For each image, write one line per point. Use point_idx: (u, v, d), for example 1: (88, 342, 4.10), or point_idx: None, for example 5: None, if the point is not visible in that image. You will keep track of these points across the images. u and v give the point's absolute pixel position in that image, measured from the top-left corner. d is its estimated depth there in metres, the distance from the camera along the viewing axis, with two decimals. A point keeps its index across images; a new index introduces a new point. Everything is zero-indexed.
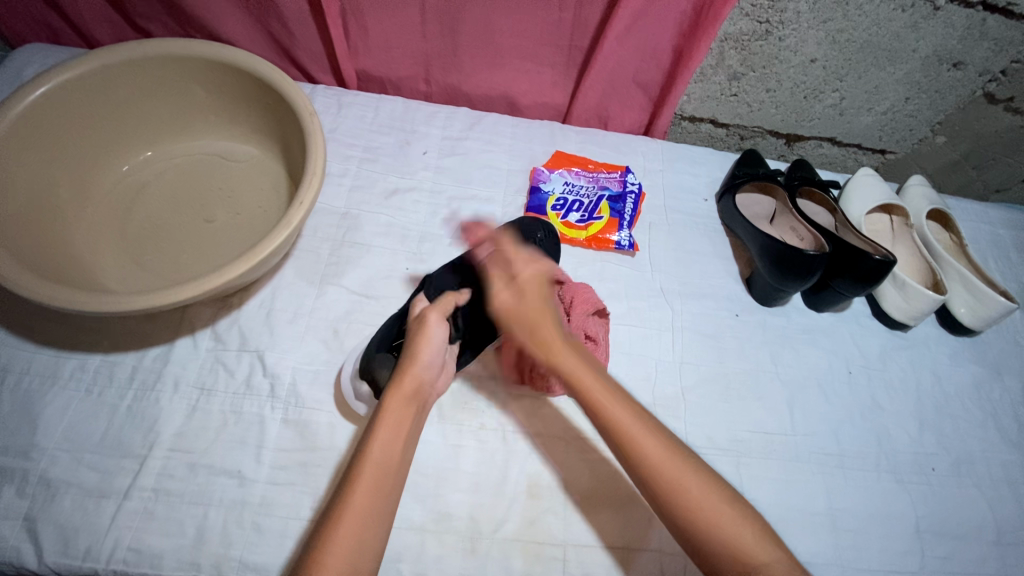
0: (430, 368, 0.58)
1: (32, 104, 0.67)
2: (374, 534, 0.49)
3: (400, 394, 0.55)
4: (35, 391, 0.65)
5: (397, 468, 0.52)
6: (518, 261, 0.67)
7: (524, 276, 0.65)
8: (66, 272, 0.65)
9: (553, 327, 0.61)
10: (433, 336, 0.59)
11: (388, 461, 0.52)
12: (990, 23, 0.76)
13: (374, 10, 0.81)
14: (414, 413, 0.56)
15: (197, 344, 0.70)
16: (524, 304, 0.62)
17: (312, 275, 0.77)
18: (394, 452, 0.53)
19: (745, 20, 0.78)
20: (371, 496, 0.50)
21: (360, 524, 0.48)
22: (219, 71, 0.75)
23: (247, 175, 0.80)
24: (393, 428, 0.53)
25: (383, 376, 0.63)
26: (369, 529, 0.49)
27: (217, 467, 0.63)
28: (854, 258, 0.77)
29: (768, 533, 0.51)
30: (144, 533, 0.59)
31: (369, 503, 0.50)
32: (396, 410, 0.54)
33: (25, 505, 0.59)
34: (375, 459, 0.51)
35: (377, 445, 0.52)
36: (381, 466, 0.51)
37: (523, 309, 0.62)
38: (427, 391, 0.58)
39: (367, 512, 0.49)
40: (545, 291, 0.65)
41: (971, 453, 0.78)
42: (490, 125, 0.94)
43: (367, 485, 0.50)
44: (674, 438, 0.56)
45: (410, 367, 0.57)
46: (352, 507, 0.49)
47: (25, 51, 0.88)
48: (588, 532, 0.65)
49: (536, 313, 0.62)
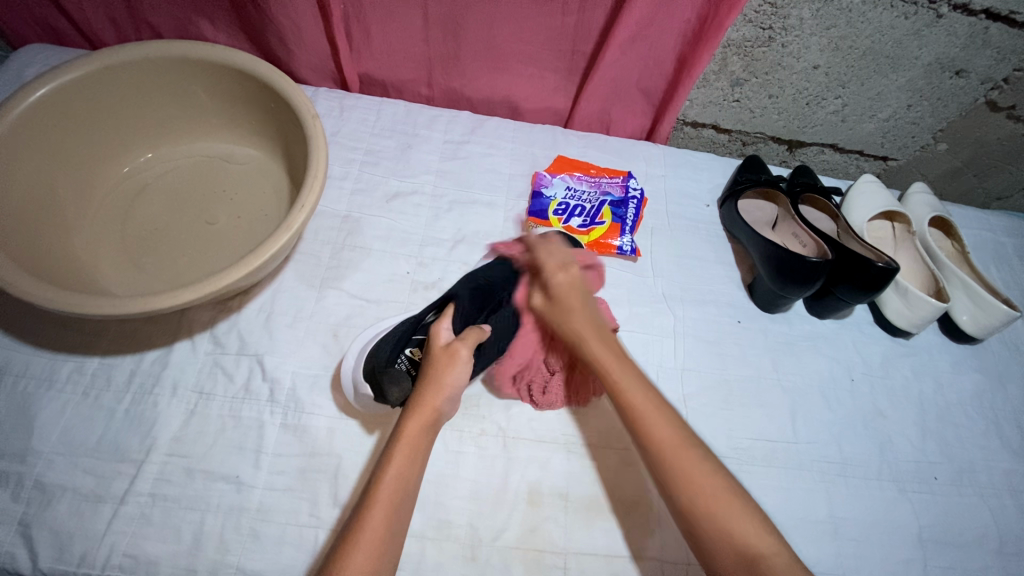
0: (451, 399, 0.59)
1: (28, 108, 0.67)
2: (387, 557, 0.50)
3: (420, 420, 0.56)
4: (32, 394, 0.64)
5: (408, 491, 0.53)
6: (553, 266, 0.70)
7: (555, 282, 0.68)
8: (65, 275, 0.64)
9: (585, 318, 0.65)
10: (459, 373, 0.60)
11: (402, 486, 0.53)
12: (993, 31, 0.76)
13: (376, 15, 0.81)
14: (428, 440, 0.57)
15: (196, 347, 0.70)
16: (556, 299, 0.67)
17: (312, 278, 0.77)
18: (407, 479, 0.54)
19: (748, 26, 0.78)
20: (386, 518, 0.51)
21: (374, 546, 0.49)
22: (220, 73, 0.75)
23: (250, 176, 0.80)
24: (408, 458, 0.54)
25: (395, 394, 0.61)
26: (382, 552, 0.50)
27: (214, 472, 0.63)
28: (857, 266, 0.77)
29: (769, 526, 0.51)
30: (142, 539, 0.59)
31: (384, 523, 0.51)
32: (413, 436, 0.55)
33: (20, 508, 0.59)
34: (389, 480, 0.53)
35: (392, 470, 0.53)
36: (395, 490, 0.52)
37: (559, 307, 0.66)
38: (443, 416, 0.59)
39: (381, 535, 0.50)
40: (578, 290, 0.68)
41: (973, 462, 0.77)
42: (492, 130, 0.94)
43: (383, 507, 0.51)
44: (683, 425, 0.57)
45: (433, 397, 0.58)
46: (366, 529, 0.50)
47: (27, 52, 0.88)
48: (589, 539, 0.65)
49: (566, 309, 0.66)
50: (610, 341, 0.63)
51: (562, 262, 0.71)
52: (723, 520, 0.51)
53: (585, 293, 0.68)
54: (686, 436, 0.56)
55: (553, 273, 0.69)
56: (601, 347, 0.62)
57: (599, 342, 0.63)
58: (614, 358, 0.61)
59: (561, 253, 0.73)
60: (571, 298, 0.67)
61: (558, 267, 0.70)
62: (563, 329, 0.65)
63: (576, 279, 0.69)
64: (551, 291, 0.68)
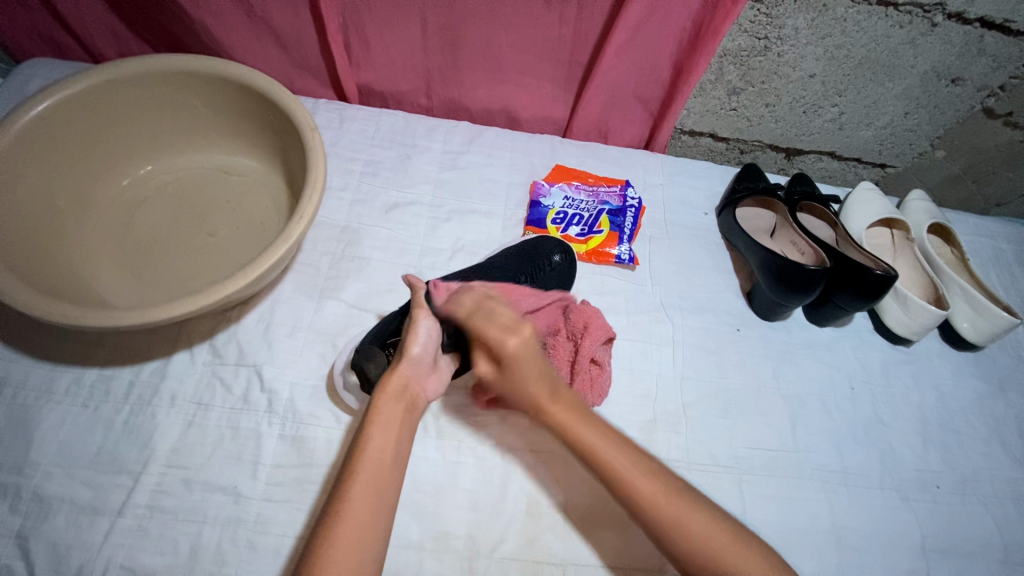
0: (419, 364, 0.61)
1: (31, 120, 0.67)
2: (375, 528, 0.50)
3: (388, 393, 0.57)
4: (32, 405, 0.65)
5: (391, 466, 0.54)
6: (500, 332, 0.59)
7: (506, 351, 0.58)
8: (66, 288, 0.65)
9: (541, 385, 0.58)
10: (418, 332, 0.61)
11: (381, 457, 0.53)
12: (988, 40, 0.77)
13: (376, 26, 0.82)
14: (402, 411, 0.57)
15: (195, 358, 0.70)
16: (510, 368, 0.58)
17: (311, 288, 0.77)
18: (385, 450, 0.54)
19: (743, 36, 0.79)
20: (369, 489, 0.51)
21: (358, 520, 0.49)
22: (220, 86, 0.76)
23: (249, 189, 0.80)
24: (383, 429, 0.55)
25: (373, 371, 0.62)
26: (368, 524, 0.50)
27: (212, 484, 0.63)
28: (856, 273, 0.77)
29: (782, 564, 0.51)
30: (138, 551, 0.59)
31: (368, 498, 0.51)
32: (384, 416, 0.56)
33: (18, 521, 0.59)
34: (371, 456, 0.53)
35: (371, 443, 0.54)
36: (375, 463, 0.53)
37: (511, 380, 0.59)
38: (417, 390, 0.60)
39: (367, 507, 0.50)
40: (533, 359, 0.59)
41: (976, 470, 0.77)
42: (490, 139, 0.95)
43: (365, 479, 0.52)
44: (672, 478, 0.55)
45: (398, 366, 0.59)
46: (352, 506, 0.50)
47: (31, 65, 0.89)
48: (587, 551, 0.64)
49: (520, 378, 0.58)
50: (567, 398, 0.59)
51: (509, 323, 0.60)
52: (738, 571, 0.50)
53: (538, 353, 0.59)
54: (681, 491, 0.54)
55: (500, 341, 0.58)
56: (561, 408, 0.58)
57: (558, 406, 0.58)
58: (569, 413, 0.58)
59: (503, 315, 0.61)
60: (529, 363, 0.58)
61: (508, 332, 0.59)
62: (521, 398, 0.59)
63: (529, 343, 0.59)
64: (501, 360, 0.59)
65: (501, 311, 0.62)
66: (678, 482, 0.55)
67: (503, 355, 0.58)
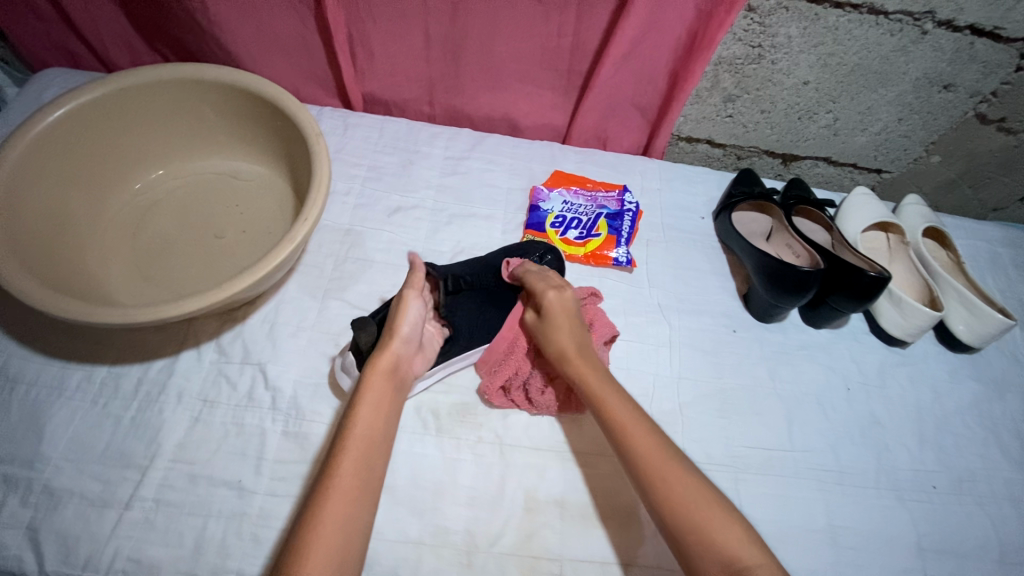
0: (409, 342, 0.64)
1: (48, 126, 0.70)
2: (363, 504, 0.52)
3: (380, 371, 0.59)
4: (43, 402, 0.66)
5: (377, 447, 0.56)
6: (546, 286, 0.71)
7: (548, 302, 0.69)
8: (77, 288, 0.67)
9: (570, 339, 0.68)
10: (409, 314, 0.64)
11: (371, 433, 0.56)
12: (978, 46, 0.78)
13: (380, 36, 0.85)
14: (393, 389, 0.60)
15: (201, 356, 0.72)
16: (548, 319, 0.69)
17: (315, 289, 0.79)
18: (375, 427, 0.56)
19: (738, 44, 0.81)
20: (358, 464, 0.53)
21: (344, 495, 0.51)
22: (229, 94, 0.78)
23: (256, 193, 0.82)
24: (373, 406, 0.57)
25: (365, 340, 0.65)
26: (354, 499, 0.51)
27: (217, 478, 0.64)
28: (851, 274, 0.78)
29: (759, 541, 0.52)
30: (144, 544, 0.60)
31: (354, 475, 0.52)
32: (371, 397, 0.58)
33: (29, 513, 0.60)
34: (357, 435, 0.55)
35: (358, 423, 0.55)
36: (364, 439, 0.55)
37: (545, 328, 0.69)
38: (405, 368, 0.63)
39: (354, 482, 0.52)
40: (568, 314, 0.69)
41: (972, 471, 0.77)
42: (491, 145, 0.97)
43: (354, 455, 0.54)
44: (668, 440, 0.59)
45: (390, 343, 0.61)
46: (340, 480, 0.52)
47: (46, 75, 0.92)
48: (584, 547, 0.65)
49: (555, 327, 0.68)
50: (591, 358, 0.66)
51: (556, 283, 0.72)
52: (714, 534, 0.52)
53: (575, 316, 0.69)
54: (672, 453, 0.58)
55: (544, 292, 0.70)
56: (581, 361, 0.66)
57: (580, 360, 0.66)
58: (588, 367, 0.66)
59: (555, 275, 0.73)
60: (565, 319, 0.69)
61: (551, 287, 0.70)
62: (553, 347, 0.68)
63: (569, 301, 0.70)
64: (542, 310, 0.70)
65: (553, 275, 0.74)
66: (672, 446, 0.59)
67: (541, 305, 0.70)
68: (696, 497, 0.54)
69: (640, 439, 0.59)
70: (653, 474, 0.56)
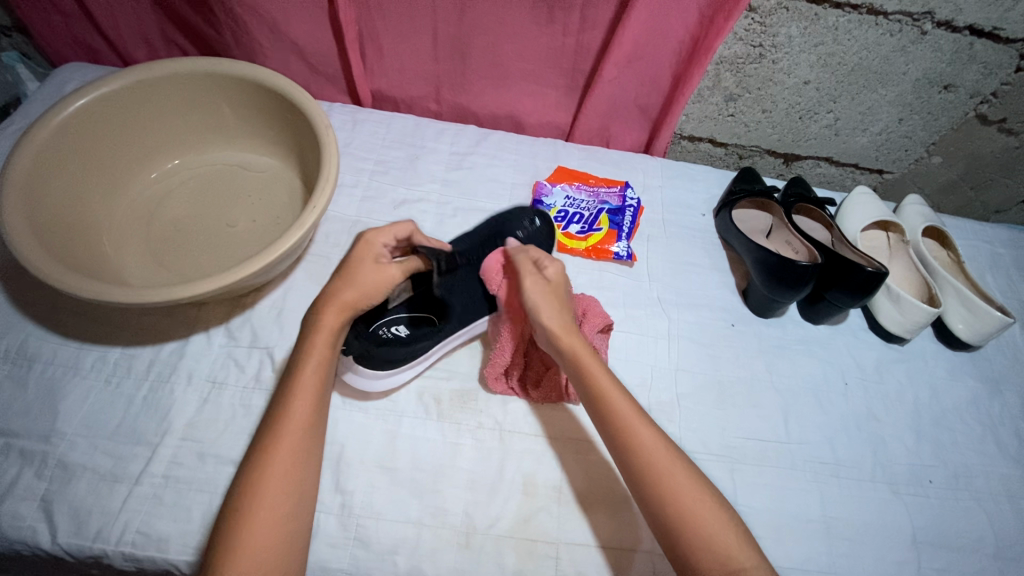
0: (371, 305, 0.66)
1: (69, 115, 0.72)
2: (310, 442, 0.57)
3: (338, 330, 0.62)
4: (59, 380, 0.69)
5: (320, 404, 0.59)
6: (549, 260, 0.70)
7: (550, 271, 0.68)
8: (92, 270, 0.69)
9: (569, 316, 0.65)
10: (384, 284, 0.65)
11: (321, 377, 0.60)
12: (978, 47, 0.79)
13: (389, 35, 0.87)
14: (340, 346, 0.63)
15: (211, 339, 0.74)
16: (552, 288, 0.66)
17: (322, 278, 0.81)
18: (325, 372, 0.60)
19: (739, 44, 0.82)
20: (308, 407, 0.58)
21: (294, 439, 0.56)
22: (242, 88, 0.81)
23: (267, 184, 0.85)
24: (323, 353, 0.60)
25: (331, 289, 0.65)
26: (303, 438, 0.57)
27: (224, 457, 0.66)
28: (849, 271, 0.79)
29: (750, 542, 0.53)
30: (153, 518, 0.62)
31: (304, 417, 0.58)
32: (319, 347, 0.60)
33: (43, 486, 0.62)
34: (307, 383, 0.59)
35: (308, 369, 0.59)
36: (315, 382, 0.59)
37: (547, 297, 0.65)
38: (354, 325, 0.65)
39: (303, 423, 0.57)
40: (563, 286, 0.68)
41: (969, 466, 0.78)
42: (496, 142, 0.99)
43: (304, 399, 0.58)
44: (671, 440, 0.59)
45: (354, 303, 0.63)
46: (290, 418, 0.57)
47: (66, 68, 0.95)
48: (580, 531, 0.66)
49: (558, 299, 0.65)
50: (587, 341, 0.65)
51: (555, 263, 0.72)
52: (710, 535, 0.53)
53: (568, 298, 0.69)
54: (676, 455, 0.57)
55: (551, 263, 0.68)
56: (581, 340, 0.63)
57: (580, 338, 0.64)
58: (588, 349, 0.63)
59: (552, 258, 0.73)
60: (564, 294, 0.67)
61: (551, 259, 0.69)
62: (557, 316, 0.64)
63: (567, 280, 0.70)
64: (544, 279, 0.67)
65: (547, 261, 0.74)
66: (674, 446, 0.59)
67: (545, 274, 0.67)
68: (697, 497, 0.55)
69: (646, 437, 0.57)
70: (653, 473, 0.56)
